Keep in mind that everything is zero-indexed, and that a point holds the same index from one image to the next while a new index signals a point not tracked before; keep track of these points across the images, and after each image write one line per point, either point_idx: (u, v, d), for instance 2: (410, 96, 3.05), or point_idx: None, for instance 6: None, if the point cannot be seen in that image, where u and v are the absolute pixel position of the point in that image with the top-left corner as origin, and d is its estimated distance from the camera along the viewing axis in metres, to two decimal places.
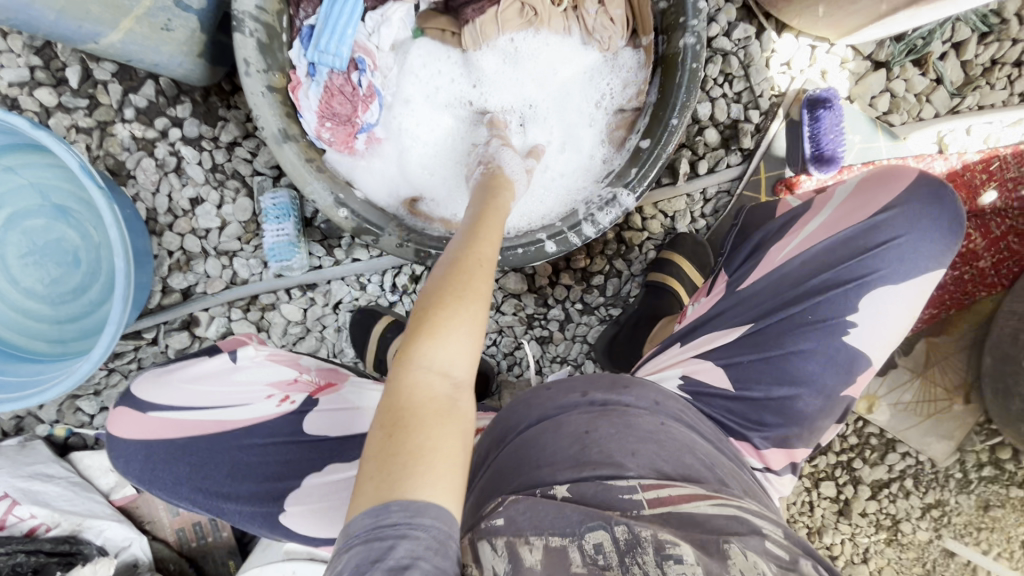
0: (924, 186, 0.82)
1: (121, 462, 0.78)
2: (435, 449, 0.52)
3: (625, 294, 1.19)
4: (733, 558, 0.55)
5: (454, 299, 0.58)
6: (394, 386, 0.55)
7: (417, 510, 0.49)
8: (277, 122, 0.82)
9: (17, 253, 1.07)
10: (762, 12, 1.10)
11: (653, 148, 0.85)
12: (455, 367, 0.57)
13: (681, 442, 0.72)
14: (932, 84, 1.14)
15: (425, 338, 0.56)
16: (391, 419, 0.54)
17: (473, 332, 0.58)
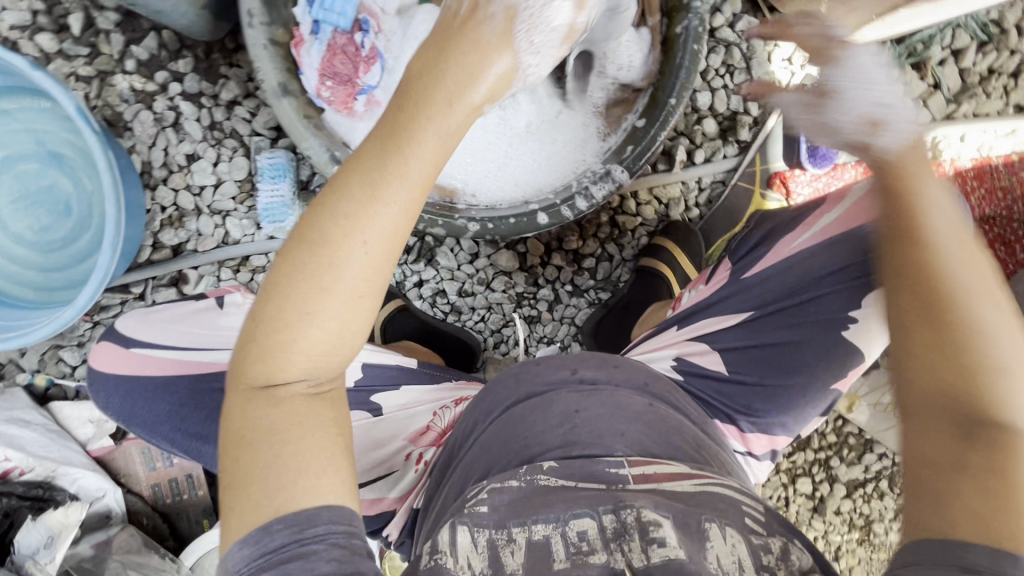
0: None
1: (102, 396, 0.79)
2: (297, 458, 0.50)
3: (616, 279, 1.20)
4: (712, 541, 0.56)
5: (299, 294, 0.49)
6: (254, 400, 0.51)
7: (309, 521, 0.48)
8: (277, 76, 0.83)
9: (7, 197, 1.06)
10: (767, 5, 1.10)
11: (648, 126, 0.87)
12: (318, 370, 0.52)
13: (672, 423, 0.74)
14: (930, 89, 1.15)
15: (274, 345, 0.51)
16: (238, 437, 0.51)
17: (332, 330, 0.50)
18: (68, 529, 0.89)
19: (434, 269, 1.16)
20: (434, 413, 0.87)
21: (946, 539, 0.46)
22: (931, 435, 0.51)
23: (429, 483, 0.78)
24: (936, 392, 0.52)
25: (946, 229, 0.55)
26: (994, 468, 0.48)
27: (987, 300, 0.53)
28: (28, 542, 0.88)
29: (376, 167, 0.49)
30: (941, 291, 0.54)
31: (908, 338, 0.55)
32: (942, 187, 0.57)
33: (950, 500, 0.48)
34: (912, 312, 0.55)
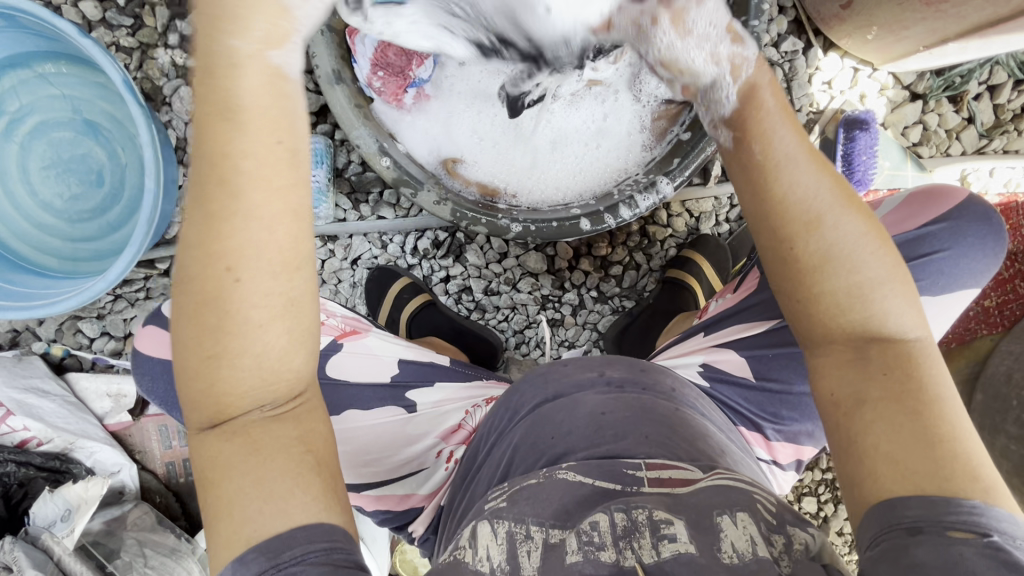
0: (977, 212, 0.82)
1: (144, 380, 0.78)
2: (268, 480, 0.48)
3: (641, 288, 1.20)
4: (724, 530, 0.54)
5: (211, 333, 0.46)
6: (217, 428, 0.49)
7: (280, 549, 0.46)
8: (333, 63, 0.84)
9: (38, 163, 1.05)
10: (813, 27, 1.11)
11: (694, 139, 0.88)
12: (264, 390, 0.48)
13: (694, 428, 0.71)
14: (963, 122, 1.17)
15: (205, 388, 0.48)
16: (209, 468, 0.49)
17: (258, 347, 0.47)
18: (87, 503, 0.89)
19: (461, 265, 1.16)
20: (466, 412, 0.85)
21: (886, 501, 0.51)
22: (856, 408, 0.56)
23: (458, 479, 0.77)
24: (851, 387, 0.57)
25: (831, 245, 0.57)
26: (926, 429, 0.53)
27: (883, 296, 0.57)
28: (44, 514, 0.87)
29: (212, 187, 0.43)
30: (829, 299, 0.57)
31: (833, 351, 0.59)
32: (841, 213, 0.57)
33: (892, 465, 0.52)
34: (833, 326, 0.58)
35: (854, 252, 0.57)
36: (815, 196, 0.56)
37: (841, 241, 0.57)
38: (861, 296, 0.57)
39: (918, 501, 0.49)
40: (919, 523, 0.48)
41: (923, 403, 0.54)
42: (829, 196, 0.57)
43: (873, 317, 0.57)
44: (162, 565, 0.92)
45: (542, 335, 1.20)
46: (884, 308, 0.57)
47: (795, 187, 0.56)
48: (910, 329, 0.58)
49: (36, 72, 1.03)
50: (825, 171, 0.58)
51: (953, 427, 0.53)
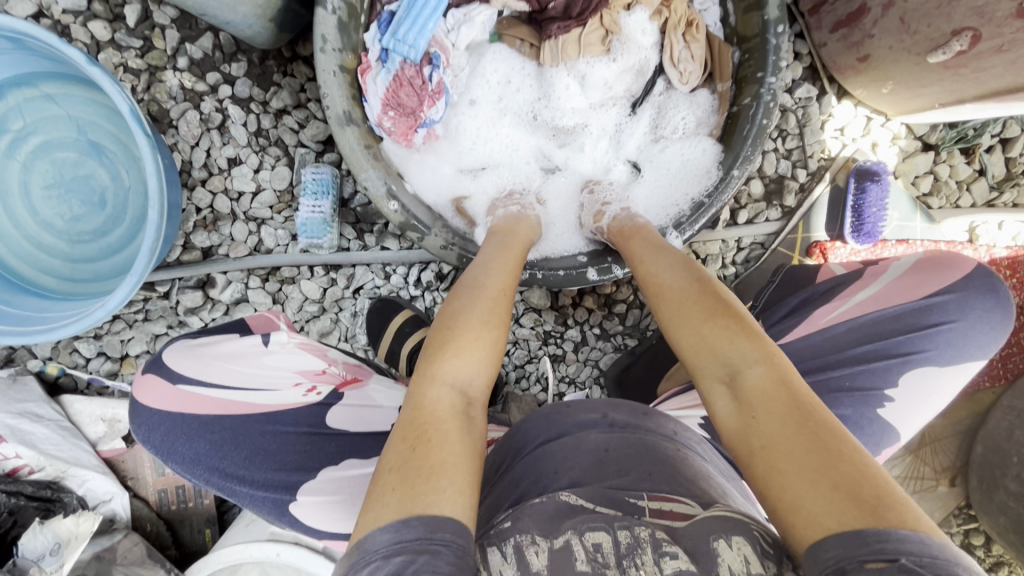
0: (986, 279, 0.82)
1: (142, 432, 0.77)
2: (441, 475, 0.53)
3: (644, 327, 1.19)
4: (721, 554, 0.52)
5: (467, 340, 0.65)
6: (423, 417, 0.58)
7: (436, 525, 0.49)
8: (343, 103, 0.82)
9: (40, 183, 1.04)
10: (828, 74, 1.10)
11: (711, 197, 0.86)
12: (472, 386, 0.63)
13: (698, 470, 0.68)
14: (974, 174, 1.15)
15: (440, 360, 0.62)
16: (414, 435, 0.56)
17: (486, 355, 0.65)
18: (77, 539, 0.87)
19: None
20: None
21: (810, 547, 0.48)
22: (756, 453, 0.55)
23: None
24: (747, 438, 0.57)
25: (683, 317, 0.66)
26: (821, 458, 0.51)
27: (730, 346, 0.62)
28: (33, 546, 0.86)
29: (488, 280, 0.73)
30: (699, 366, 0.63)
31: (720, 410, 0.60)
32: (674, 279, 0.71)
33: (798, 502, 0.50)
34: (710, 391, 0.62)
35: (689, 301, 0.68)
36: (666, 287, 0.71)
37: (673, 294, 0.69)
38: (700, 336, 0.64)
39: (840, 532, 0.47)
40: (847, 561, 0.45)
41: (805, 427, 0.54)
42: (676, 282, 0.70)
43: (720, 352, 0.62)
44: None
45: (542, 371, 1.19)
46: (732, 342, 0.62)
47: (652, 283, 0.73)
48: (768, 356, 0.60)
49: (41, 91, 1.02)
50: (677, 263, 0.73)
51: (846, 450, 0.52)
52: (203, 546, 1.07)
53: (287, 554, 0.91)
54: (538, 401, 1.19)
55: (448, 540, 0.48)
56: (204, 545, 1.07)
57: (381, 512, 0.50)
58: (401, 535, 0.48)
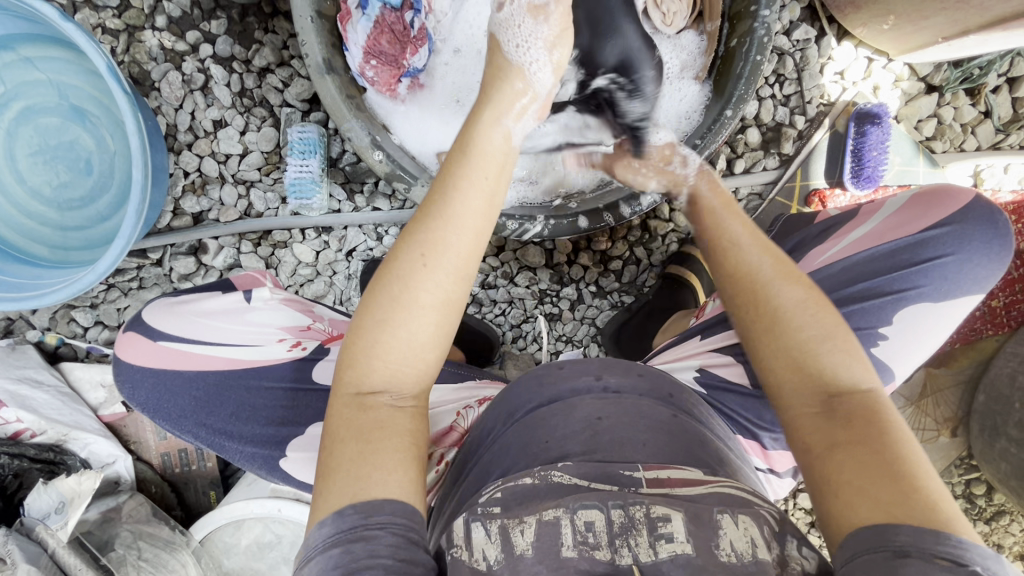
0: (994, 216, 0.80)
1: (127, 389, 0.78)
2: (369, 457, 0.53)
3: (640, 284, 1.18)
4: (723, 527, 0.52)
5: (378, 321, 0.56)
6: (332, 423, 0.56)
7: (372, 508, 0.51)
8: (322, 50, 0.80)
9: (26, 150, 1.03)
10: (826, 15, 1.06)
11: (706, 139, 0.83)
12: (402, 382, 0.57)
13: (700, 436, 0.65)
14: (979, 116, 1.11)
15: (354, 362, 0.57)
16: (333, 436, 0.55)
17: (415, 347, 0.56)
18: (80, 496, 0.89)
19: None
20: (457, 413, 0.82)
21: (863, 527, 0.49)
22: (825, 454, 0.55)
23: (448, 481, 0.72)
24: (820, 432, 0.57)
25: (782, 313, 0.61)
26: (894, 464, 0.52)
27: (828, 351, 0.59)
28: (39, 505, 0.87)
29: (418, 226, 0.56)
30: (790, 364, 0.60)
31: (797, 406, 0.59)
32: (755, 244, 0.65)
33: (864, 493, 0.51)
34: (791, 386, 0.60)
35: (768, 286, 0.63)
36: (762, 271, 0.64)
37: (751, 269, 0.64)
38: (778, 333, 0.61)
39: (904, 528, 0.48)
40: (907, 549, 0.46)
41: (879, 439, 0.54)
42: (772, 269, 0.64)
43: (808, 355, 0.60)
44: (156, 558, 0.92)
45: (538, 330, 1.18)
46: (818, 351, 0.60)
47: (748, 265, 0.64)
48: (855, 380, 0.59)
49: (19, 54, 1.00)
50: (765, 242, 0.66)
51: (915, 464, 0.52)
52: (208, 506, 1.09)
53: (288, 511, 0.92)
54: (535, 358, 1.20)
55: (386, 521, 0.50)
56: (210, 506, 1.09)
57: (319, 502, 0.52)
58: (339, 525, 0.50)
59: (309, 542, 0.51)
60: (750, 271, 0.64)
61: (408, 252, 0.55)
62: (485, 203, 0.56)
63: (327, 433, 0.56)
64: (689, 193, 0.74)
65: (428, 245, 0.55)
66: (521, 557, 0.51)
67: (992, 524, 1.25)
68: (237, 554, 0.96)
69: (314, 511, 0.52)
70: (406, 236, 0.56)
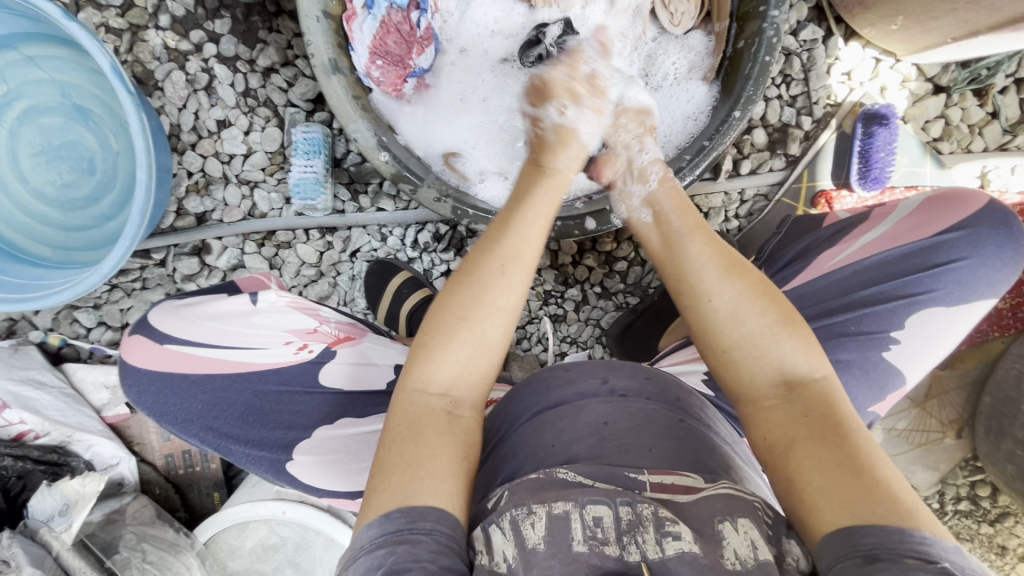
0: (1008, 224, 0.79)
1: (134, 392, 0.77)
2: (427, 462, 0.54)
3: (645, 284, 1.17)
4: (726, 537, 0.51)
5: (449, 322, 0.60)
6: (394, 418, 0.57)
7: (418, 515, 0.51)
8: (328, 50, 0.80)
9: (28, 150, 1.02)
10: (834, 15, 1.06)
11: (712, 141, 0.83)
12: (467, 384, 0.60)
13: (707, 441, 0.65)
14: (987, 117, 1.11)
15: (424, 359, 0.59)
16: (393, 433, 0.56)
17: (481, 350, 0.60)
18: (85, 499, 0.88)
19: (463, 259, 1.12)
20: None
21: (833, 533, 0.49)
22: (785, 449, 0.56)
23: None
24: (782, 428, 0.58)
25: (725, 305, 0.63)
26: (853, 458, 0.53)
27: (775, 342, 0.61)
28: (42, 507, 0.87)
29: (493, 238, 0.63)
30: (736, 354, 0.62)
31: (755, 400, 0.61)
32: (690, 237, 0.69)
33: (828, 491, 0.52)
34: (745, 379, 0.62)
35: (706, 279, 0.65)
36: (703, 268, 0.66)
37: (692, 264, 0.67)
38: (724, 326, 0.63)
39: (871, 529, 0.48)
40: (878, 554, 0.46)
41: (835, 432, 0.55)
42: (712, 265, 0.66)
43: (755, 348, 0.62)
44: (160, 561, 0.93)
45: (543, 331, 1.18)
46: (765, 343, 0.62)
47: (688, 260, 0.67)
48: (807, 369, 0.60)
49: (22, 54, 1.00)
50: (699, 235, 0.69)
51: (872, 455, 0.54)
52: (212, 508, 1.08)
53: (293, 512, 0.91)
54: (540, 359, 1.19)
55: (431, 528, 0.50)
56: (213, 507, 1.08)
57: (368, 504, 0.53)
58: (386, 527, 0.50)
59: (355, 541, 0.51)
60: (688, 264, 0.67)
61: (473, 259, 0.63)
62: (552, 211, 0.68)
63: (386, 431, 0.57)
64: (643, 196, 0.75)
65: (510, 257, 0.62)
66: (533, 551, 0.49)
67: (998, 526, 1.25)
68: (241, 557, 0.95)
69: (364, 513, 0.53)
70: (481, 247, 0.63)
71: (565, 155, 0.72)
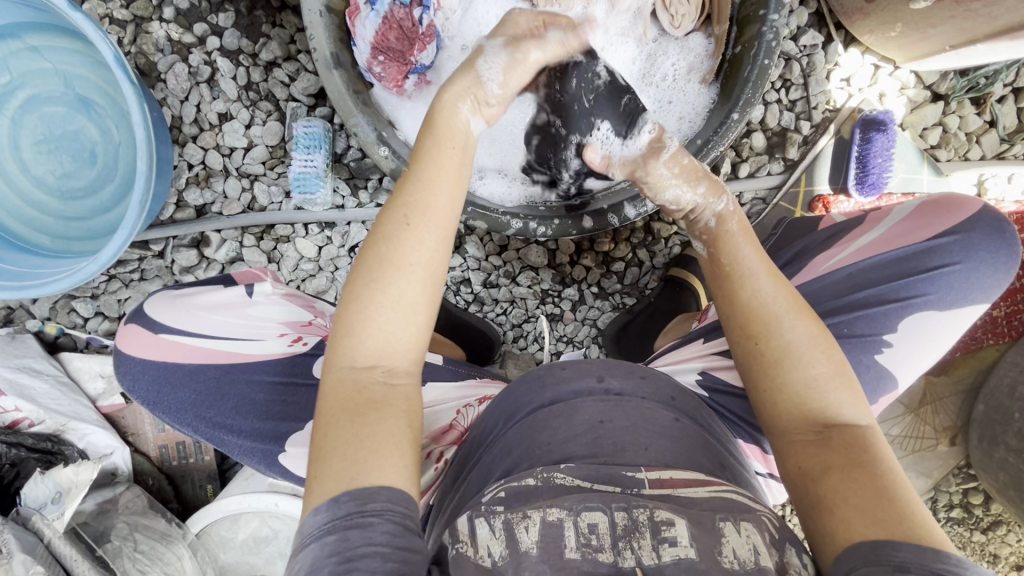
0: (1001, 234, 0.79)
1: (128, 380, 0.78)
2: (369, 436, 0.54)
3: (643, 285, 1.18)
4: (726, 535, 0.51)
5: (363, 289, 0.57)
6: (324, 402, 0.56)
7: (367, 498, 0.50)
8: (330, 46, 0.81)
9: (30, 139, 1.02)
10: (834, 21, 1.06)
11: (709, 141, 0.83)
12: (391, 351, 0.58)
13: (700, 440, 0.65)
14: (984, 126, 1.11)
15: (347, 332, 0.58)
16: (329, 414, 0.56)
17: (402, 311, 0.58)
18: (77, 487, 0.87)
19: (461, 257, 1.14)
20: (457, 412, 0.83)
21: (859, 545, 0.50)
22: (822, 478, 0.57)
23: (445, 483, 0.72)
24: (818, 457, 0.58)
25: (786, 344, 0.62)
26: (887, 487, 0.54)
27: (833, 390, 0.60)
28: (36, 496, 0.87)
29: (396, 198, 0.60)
30: (787, 390, 0.61)
31: (796, 434, 0.61)
32: (762, 273, 0.65)
33: (864, 515, 0.52)
34: (792, 412, 0.61)
35: (770, 318, 0.63)
36: (780, 307, 0.63)
37: (759, 301, 0.64)
38: (777, 363, 0.62)
39: (903, 546, 0.48)
40: (905, 566, 0.47)
41: (871, 464, 0.56)
42: (785, 302, 0.64)
43: (809, 386, 0.61)
44: (152, 551, 0.92)
45: (539, 330, 1.18)
46: (815, 380, 0.61)
47: (755, 294, 0.64)
48: (851, 411, 0.60)
49: (26, 43, 1.00)
50: (773, 273, 0.66)
51: (908, 489, 0.55)
52: (205, 500, 1.08)
53: (286, 505, 0.92)
54: (536, 358, 1.20)
55: (382, 509, 0.50)
56: (206, 500, 1.08)
57: (313, 489, 0.52)
58: (334, 512, 0.50)
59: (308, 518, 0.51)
60: (757, 300, 0.64)
61: (381, 226, 0.59)
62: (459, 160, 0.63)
63: (323, 412, 0.56)
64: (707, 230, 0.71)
65: (417, 214, 0.59)
66: (526, 554, 0.50)
67: (989, 534, 1.25)
68: (234, 548, 0.95)
69: (309, 490, 0.52)
70: (386, 207, 0.60)
71: (464, 106, 0.64)
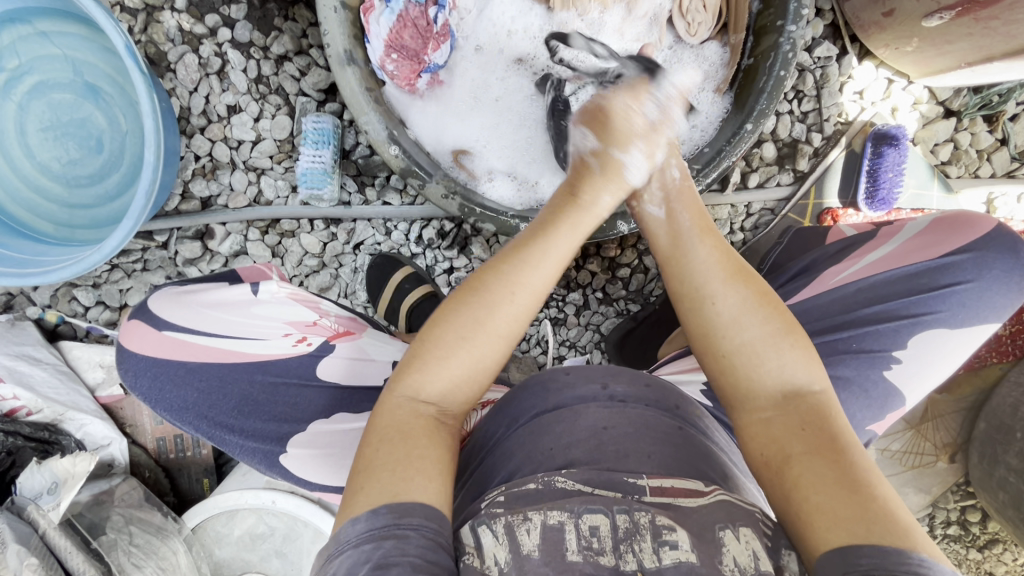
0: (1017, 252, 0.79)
1: (129, 376, 0.76)
2: (416, 460, 0.54)
3: (647, 293, 1.18)
4: (727, 544, 0.51)
5: (447, 345, 0.59)
6: (371, 430, 0.57)
7: (404, 511, 0.50)
8: (344, 42, 0.80)
9: (36, 125, 1.02)
10: (850, 33, 1.06)
11: (724, 148, 0.84)
12: (454, 397, 0.60)
13: (705, 451, 0.65)
14: (996, 144, 1.11)
15: (419, 367, 0.59)
16: (374, 436, 0.56)
17: (475, 370, 0.60)
18: (73, 478, 0.87)
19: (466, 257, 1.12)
20: None
21: (831, 546, 0.49)
22: (782, 464, 0.56)
23: None
24: (778, 442, 0.58)
25: (728, 312, 0.62)
26: (848, 473, 0.53)
27: (775, 351, 0.60)
28: (31, 484, 0.86)
29: (489, 271, 0.61)
30: (734, 361, 0.61)
31: (752, 411, 0.61)
32: (698, 239, 0.66)
33: (827, 511, 0.51)
34: (743, 385, 0.61)
35: (710, 287, 0.63)
36: (707, 272, 0.64)
37: (699, 266, 0.65)
38: (722, 335, 0.62)
39: (871, 549, 0.48)
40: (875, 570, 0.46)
41: (828, 444, 0.55)
42: (718, 269, 0.64)
43: (758, 357, 0.61)
44: (147, 545, 0.91)
45: (542, 333, 1.18)
46: (766, 355, 0.60)
47: (695, 263, 0.65)
48: (803, 381, 0.60)
49: (35, 28, 0.99)
50: (709, 238, 0.66)
51: (869, 472, 0.54)
52: (201, 494, 1.08)
53: (283, 503, 0.91)
54: (538, 362, 1.19)
55: (418, 524, 0.50)
56: (202, 494, 1.08)
57: (354, 498, 0.52)
58: (373, 522, 0.50)
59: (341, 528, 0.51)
60: (697, 263, 0.65)
61: (474, 284, 0.61)
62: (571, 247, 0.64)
63: (369, 436, 0.56)
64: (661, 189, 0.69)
65: (515, 284, 0.60)
66: (528, 557, 0.50)
67: (985, 553, 1.25)
68: (229, 544, 0.95)
69: (343, 511, 0.52)
70: (488, 271, 0.61)
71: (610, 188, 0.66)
